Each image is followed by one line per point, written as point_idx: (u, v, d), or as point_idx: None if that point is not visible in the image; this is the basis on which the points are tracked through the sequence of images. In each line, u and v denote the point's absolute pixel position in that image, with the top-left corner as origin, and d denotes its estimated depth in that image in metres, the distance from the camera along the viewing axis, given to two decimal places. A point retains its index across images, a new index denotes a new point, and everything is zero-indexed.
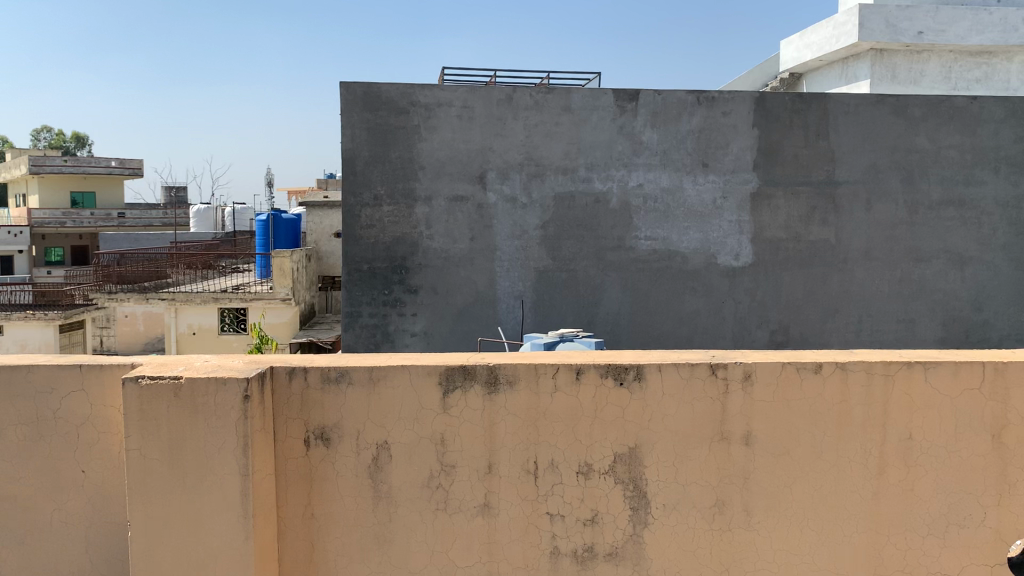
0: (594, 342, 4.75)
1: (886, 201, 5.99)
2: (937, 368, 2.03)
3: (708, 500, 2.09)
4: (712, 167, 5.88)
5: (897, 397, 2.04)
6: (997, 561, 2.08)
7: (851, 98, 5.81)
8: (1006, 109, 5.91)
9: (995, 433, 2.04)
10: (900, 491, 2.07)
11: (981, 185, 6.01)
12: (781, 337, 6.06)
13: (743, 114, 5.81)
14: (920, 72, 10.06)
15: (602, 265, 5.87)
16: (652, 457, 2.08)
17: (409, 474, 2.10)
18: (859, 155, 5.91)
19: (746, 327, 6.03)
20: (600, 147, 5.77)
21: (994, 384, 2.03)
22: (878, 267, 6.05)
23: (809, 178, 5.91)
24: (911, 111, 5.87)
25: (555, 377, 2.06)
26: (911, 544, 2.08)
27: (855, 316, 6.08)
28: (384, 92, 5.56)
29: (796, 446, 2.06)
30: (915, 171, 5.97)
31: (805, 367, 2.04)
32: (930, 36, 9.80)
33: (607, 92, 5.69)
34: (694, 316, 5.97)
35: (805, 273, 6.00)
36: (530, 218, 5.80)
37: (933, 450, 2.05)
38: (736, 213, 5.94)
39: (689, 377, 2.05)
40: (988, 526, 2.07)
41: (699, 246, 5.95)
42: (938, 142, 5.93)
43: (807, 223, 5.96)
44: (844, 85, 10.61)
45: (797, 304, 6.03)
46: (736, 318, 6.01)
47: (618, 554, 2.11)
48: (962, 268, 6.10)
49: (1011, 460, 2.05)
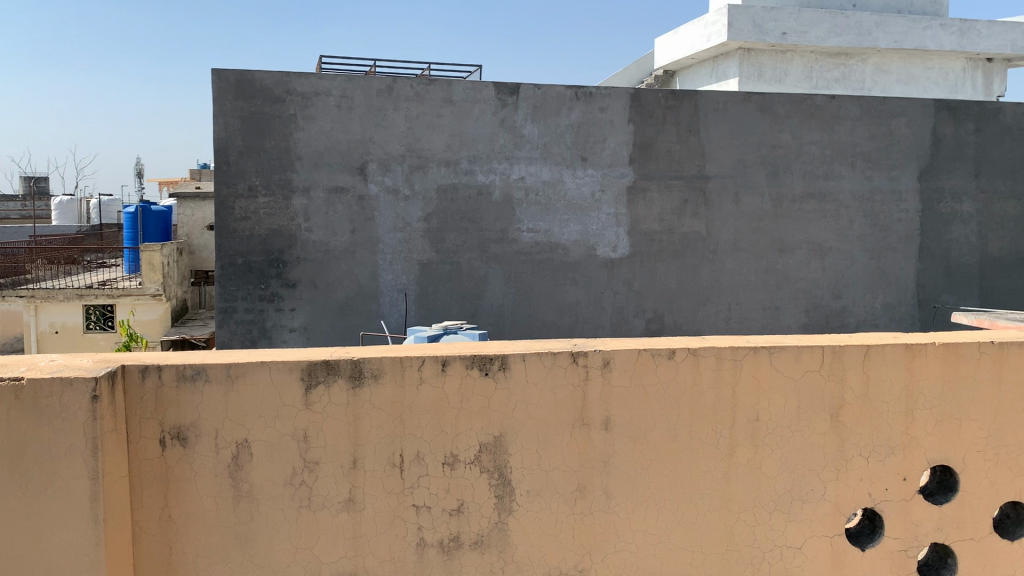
0: (478, 334, 4.79)
1: (752, 194, 6.27)
2: (781, 351, 2.14)
3: (570, 485, 2.14)
4: (591, 162, 6.00)
5: (745, 380, 2.14)
6: (837, 532, 2.20)
7: (721, 96, 6.07)
8: (860, 108, 6.35)
9: (834, 412, 2.17)
10: (749, 470, 2.17)
11: (839, 180, 6.41)
12: (656, 326, 6.26)
13: (619, 110, 5.96)
14: (784, 71, 10.60)
15: (485, 258, 5.91)
16: (516, 445, 2.12)
17: (271, 471, 2.06)
18: (728, 150, 6.17)
19: (624, 316, 6.19)
20: (482, 140, 5.80)
21: (833, 366, 2.15)
22: (746, 257, 6.34)
23: (681, 173, 6.13)
24: (776, 109, 6.19)
25: (421, 370, 2.06)
26: (759, 520, 2.19)
27: (725, 305, 6.35)
28: (258, 80, 5.41)
29: (652, 430, 2.14)
30: (779, 166, 6.29)
31: (660, 353, 2.11)
32: (793, 37, 10.25)
33: (488, 85, 5.75)
34: (574, 307, 6.08)
35: (678, 263, 6.22)
36: (413, 210, 5.76)
37: (778, 431, 2.17)
38: (614, 206, 6.08)
39: (551, 366, 2.09)
40: (828, 500, 2.19)
41: (579, 238, 6.05)
42: (800, 138, 6.28)
43: (680, 215, 6.17)
44: (714, 83, 11.04)
45: (671, 294, 6.23)
46: (615, 307, 6.16)
47: (483, 542, 2.13)
48: (822, 258, 6.47)
49: (850, 437, 2.18)
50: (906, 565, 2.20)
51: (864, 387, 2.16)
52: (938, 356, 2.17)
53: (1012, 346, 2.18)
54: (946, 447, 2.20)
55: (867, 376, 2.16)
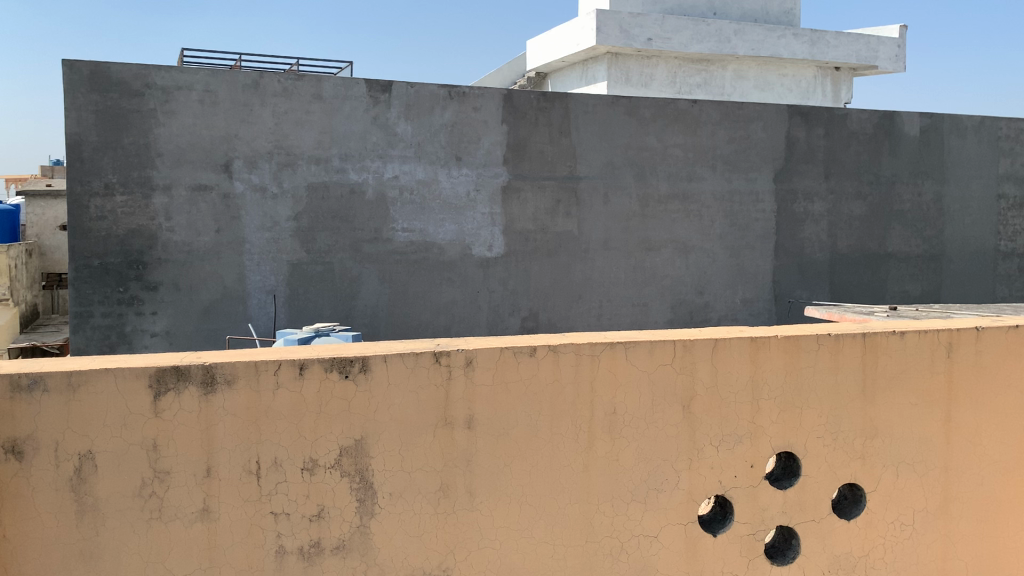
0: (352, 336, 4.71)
1: (622, 194, 6.45)
2: (635, 347, 2.20)
3: (433, 485, 2.13)
4: (465, 161, 6.02)
5: (602, 375, 2.20)
6: (689, 519, 2.29)
7: (590, 99, 6.22)
8: (720, 112, 6.66)
9: (686, 404, 2.25)
10: (607, 462, 2.23)
11: (701, 181, 6.69)
12: (531, 323, 6.34)
13: (492, 110, 6.02)
14: (650, 76, 10.95)
15: (358, 258, 5.82)
16: (378, 448, 2.09)
17: (118, 483, 1.96)
18: (598, 152, 6.33)
19: (500, 315, 6.23)
20: (353, 137, 5.72)
21: (684, 360, 2.23)
22: (615, 256, 6.50)
23: (553, 173, 6.23)
24: (642, 112, 6.40)
25: (278, 374, 2.01)
26: (617, 511, 2.25)
27: (597, 302, 6.49)
28: (114, 72, 5.14)
29: (513, 427, 2.16)
30: (646, 167, 6.50)
31: (521, 351, 2.14)
32: (658, 43, 10.59)
33: (359, 82, 5.67)
34: (450, 306, 6.08)
35: (551, 262, 6.32)
36: (282, 209, 5.61)
37: (634, 423, 2.23)
38: (488, 206, 6.11)
39: (413, 366, 2.08)
40: (681, 488, 2.28)
41: (454, 237, 6.05)
42: (665, 141, 6.52)
43: (553, 215, 6.27)
44: (585, 86, 11.28)
45: (545, 292, 6.32)
46: (490, 306, 6.20)
47: (345, 546, 2.10)
48: (687, 257, 6.73)
49: (701, 427, 2.27)
50: (755, 548, 2.31)
51: (713, 378, 2.26)
52: (781, 348, 2.29)
53: (846, 337, 2.33)
54: (789, 435, 2.32)
55: (716, 368, 2.26)
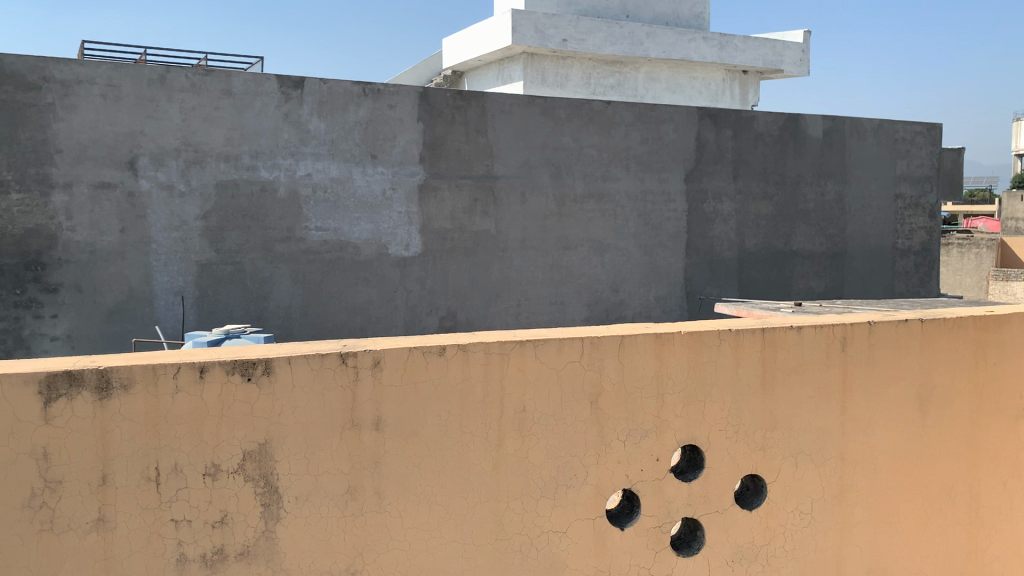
0: (264, 338, 4.61)
1: (538, 194, 6.49)
2: (544, 344, 2.22)
3: (340, 487, 2.09)
4: (380, 160, 5.96)
5: (511, 373, 2.20)
6: (599, 514, 2.32)
7: (506, 98, 6.24)
8: (633, 114, 6.78)
9: (593, 400, 2.28)
10: (516, 460, 2.23)
11: (616, 181, 6.79)
12: (449, 323, 6.32)
13: (408, 108, 5.97)
14: (565, 77, 11.04)
15: (271, 257, 5.70)
16: (283, 451, 2.05)
17: (5, 495, 1.87)
18: (514, 151, 6.35)
19: (417, 315, 6.20)
20: (264, 134, 5.60)
21: (592, 356, 2.26)
22: (532, 255, 6.54)
23: (470, 172, 6.22)
24: (557, 112, 6.46)
25: (177, 377, 1.95)
26: (527, 508, 2.25)
27: (514, 301, 6.51)
28: (8, 65, 4.89)
29: (422, 427, 2.14)
30: (561, 167, 6.55)
31: (430, 351, 2.12)
32: (573, 44, 10.70)
33: (270, 78, 5.56)
34: (366, 306, 6.01)
35: (468, 261, 6.31)
36: (190, 208, 5.45)
37: (543, 420, 2.24)
38: (404, 204, 6.07)
39: (319, 368, 2.04)
40: (590, 483, 2.30)
41: (370, 237, 5.99)
42: (580, 142, 6.59)
43: (470, 214, 6.27)
44: (501, 86, 11.32)
45: (462, 291, 6.31)
46: (407, 306, 6.15)
47: (250, 552, 2.04)
48: (602, 255, 6.82)
49: (608, 423, 2.30)
50: (661, 540, 2.36)
51: (620, 374, 2.30)
52: (684, 343, 2.35)
53: (747, 333, 2.40)
54: (693, 428, 2.38)
55: (622, 364, 2.29)
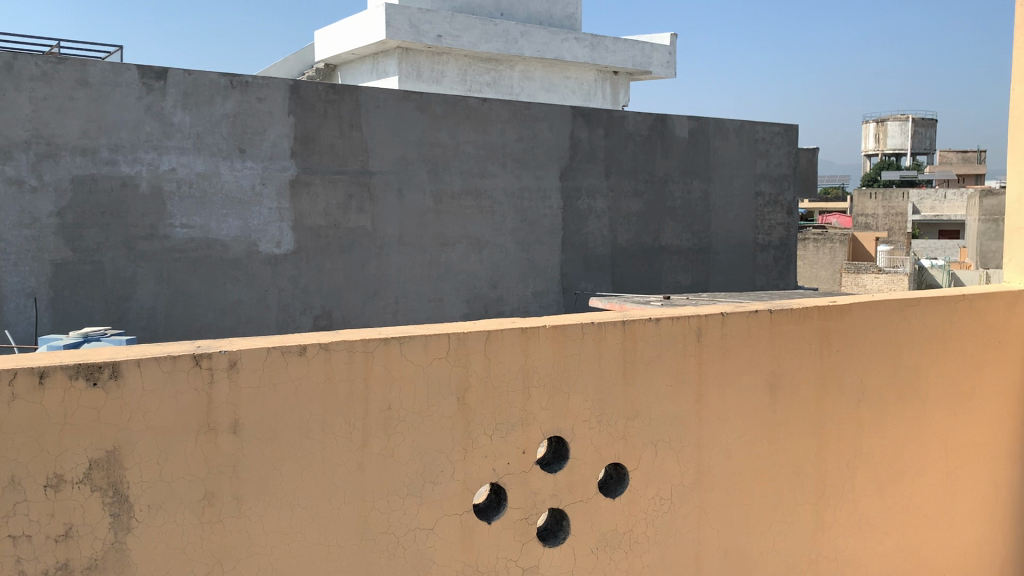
0: (126, 340, 4.39)
1: (415, 190, 6.45)
2: (410, 341, 2.20)
3: (196, 493, 2.00)
4: (249, 154, 5.77)
5: (375, 372, 2.17)
6: (465, 509, 2.32)
7: (380, 93, 6.16)
8: (509, 111, 6.83)
9: (460, 395, 2.28)
10: (382, 459, 2.20)
11: (492, 178, 6.83)
12: (324, 322, 6.19)
13: (278, 101, 5.81)
14: (441, 73, 11.00)
15: (133, 256, 5.43)
16: (134, 458, 1.93)
17: None
18: (389, 147, 6.29)
19: (291, 314, 6.05)
20: (124, 127, 5.32)
21: (458, 352, 2.26)
22: (409, 252, 6.49)
23: (344, 168, 6.12)
24: (433, 109, 6.43)
25: (13, 384, 1.79)
26: (393, 507, 2.22)
27: (392, 298, 6.45)
28: None
29: (282, 428, 2.08)
30: (438, 163, 6.53)
31: (290, 350, 2.07)
32: (448, 40, 10.68)
33: (130, 68, 5.29)
34: (237, 306, 5.82)
35: (344, 258, 6.20)
36: (43, 204, 5.11)
37: (408, 418, 2.22)
38: (275, 200, 5.90)
39: (171, 370, 1.95)
40: (456, 479, 2.30)
41: (239, 234, 5.80)
42: (456, 138, 6.59)
43: (344, 211, 6.16)
44: (375, 80, 11.17)
45: (338, 289, 6.20)
46: (280, 305, 5.99)
47: (98, 566, 1.91)
48: (479, 252, 6.85)
49: (474, 418, 2.30)
50: (528, 532, 2.39)
51: (486, 370, 2.30)
52: (549, 338, 2.38)
53: (609, 325, 2.47)
54: (558, 421, 2.42)
55: (488, 359, 2.30)
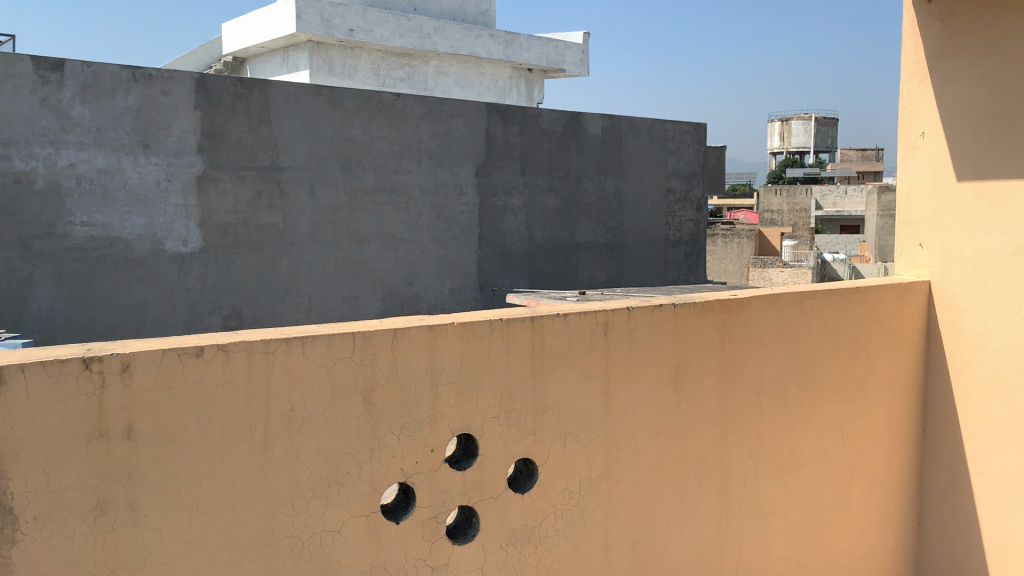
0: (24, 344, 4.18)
1: (327, 186, 6.34)
2: (313, 341, 2.16)
3: (88, 502, 1.90)
4: (153, 149, 5.57)
5: (277, 373, 2.12)
6: (372, 509, 2.29)
7: (291, 87, 6.04)
8: (423, 107, 6.78)
9: (366, 395, 2.24)
10: (285, 461, 2.15)
11: (407, 174, 6.77)
12: (235, 322, 6.03)
13: (183, 95, 5.63)
14: (353, 67, 10.82)
15: (29, 256, 5.18)
16: (19, 468, 1.81)
17: None
18: (301, 142, 6.16)
19: (199, 314, 5.87)
20: (17, 120, 5.07)
21: (363, 351, 2.22)
22: (322, 249, 6.38)
23: (254, 164, 5.97)
24: (346, 104, 6.33)
25: None
26: (297, 510, 2.17)
27: (305, 297, 6.33)
28: None
29: (180, 433, 2.00)
30: (351, 159, 6.44)
31: (186, 352, 2.00)
32: (360, 35, 10.52)
33: (23, 58, 5.03)
34: (142, 307, 5.61)
35: (254, 257, 6.05)
36: None
37: (313, 419, 2.17)
38: (182, 197, 5.71)
39: (59, 375, 1.84)
40: (363, 480, 2.26)
41: (143, 232, 5.59)
42: (370, 133, 6.50)
43: (254, 207, 6.01)
44: (286, 74, 10.93)
45: (248, 288, 6.05)
46: (188, 305, 5.81)
47: None
48: (395, 249, 6.78)
49: (381, 418, 2.27)
50: (437, 530, 2.38)
51: (393, 369, 2.27)
52: (457, 335, 2.37)
53: (517, 321, 2.47)
54: (467, 418, 2.41)
55: (395, 358, 2.27)
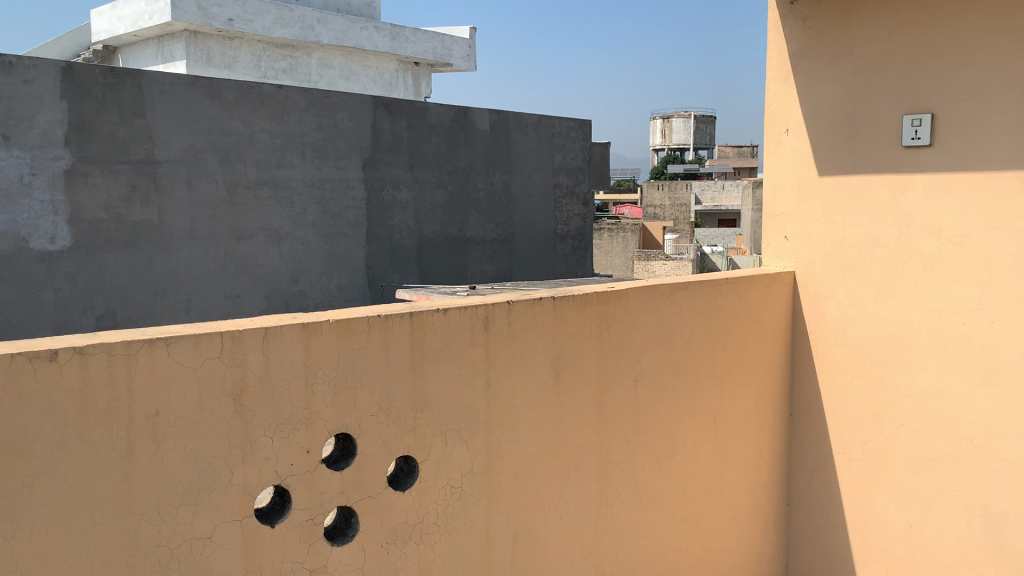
0: None
1: (206, 181, 6.12)
2: (178, 342, 2.06)
3: None
4: (15, 141, 5.23)
5: (140, 375, 2.01)
6: (246, 514, 2.21)
7: (166, 78, 5.79)
8: (307, 99, 6.62)
9: (236, 397, 2.16)
10: (151, 468, 2.03)
11: (290, 168, 6.60)
12: (108, 323, 5.74)
13: (48, 84, 5.31)
14: (233, 58, 10.45)
15: None
16: None
17: None
18: (177, 135, 5.92)
19: (69, 316, 5.55)
20: None
21: (233, 352, 2.14)
22: (201, 246, 6.14)
23: (127, 157, 5.70)
24: (224, 95, 6.12)
25: None
26: (165, 518, 2.06)
27: (184, 296, 6.08)
28: None
29: (34, 443, 1.85)
30: (231, 153, 6.23)
31: (40, 356, 1.85)
32: (240, 25, 10.20)
33: None
34: (5, 309, 5.26)
35: (129, 254, 5.78)
36: None
37: (180, 423, 2.08)
38: (48, 192, 5.38)
39: None
40: (236, 484, 2.18)
41: (5, 229, 5.26)
42: (251, 126, 6.31)
43: (128, 203, 5.73)
44: (161, 64, 10.48)
45: (123, 287, 5.77)
46: (57, 306, 5.49)
47: None
48: (278, 245, 6.61)
49: (252, 419, 2.19)
50: (314, 532, 2.33)
51: (264, 369, 2.20)
52: (333, 332, 2.32)
53: (395, 317, 2.44)
54: (344, 417, 2.36)
55: (267, 358, 2.21)
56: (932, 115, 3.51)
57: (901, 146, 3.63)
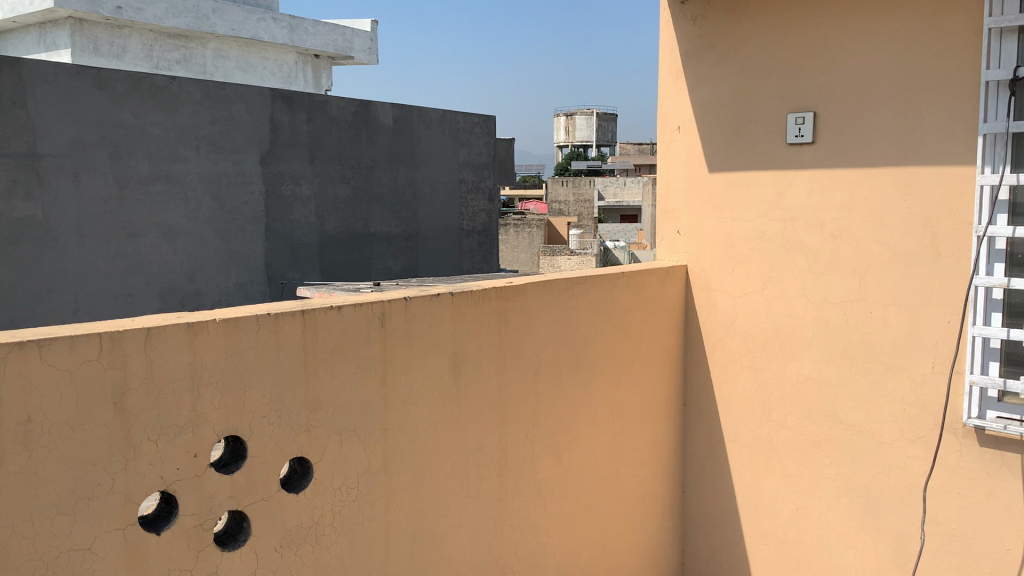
0: None
1: (94, 175, 5.84)
2: (51, 343, 1.92)
3: None
4: None
5: (10, 381, 1.85)
6: (129, 522, 2.09)
7: (49, 67, 5.50)
8: (202, 91, 6.42)
9: (117, 401, 2.04)
10: (23, 479, 1.88)
11: (184, 162, 6.38)
12: None
13: None
14: (122, 48, 9.99)
15: None
16: None
17: None
18: (62, 127, 5.63)
19: None
20: None
21: (112, 353, 2.02)
22: (89, 244, 5.86)
23: (7, 150, 5.37)
24: (113, 86, 5.87)
25: None
26: (39, 531, 1.92)
27: (72, 296, 5.78)
28: None
29: None
30: (121, 146, 5.98)
31: None
32: (129, 13, 9.73)
33: None
34: None
35: (11, 253, 5.45)
36: None
37: (55, 429, 1.93)
38: None
39: None
40: (117, 492, 2.06)
41: None
42: (141, 118, 6.07)
43: (8, 198, 5.41)
44: (42, 53, 9.94)
45: (4, 288, 5.43)
46: None
47: None
48: (173, 242, 6.37)
49: (134, 423, 2.08)
50: (202, 538, 2.25)
51: (147, 370, 2.09)
52: (219, 332, 2.24)
53: (286, 316, 2.38)
54: (233, 418, 2.28)
55: (150, 358, 2.10)
56: (814, 113, 3.66)
57: (785, 143, 3.77)
